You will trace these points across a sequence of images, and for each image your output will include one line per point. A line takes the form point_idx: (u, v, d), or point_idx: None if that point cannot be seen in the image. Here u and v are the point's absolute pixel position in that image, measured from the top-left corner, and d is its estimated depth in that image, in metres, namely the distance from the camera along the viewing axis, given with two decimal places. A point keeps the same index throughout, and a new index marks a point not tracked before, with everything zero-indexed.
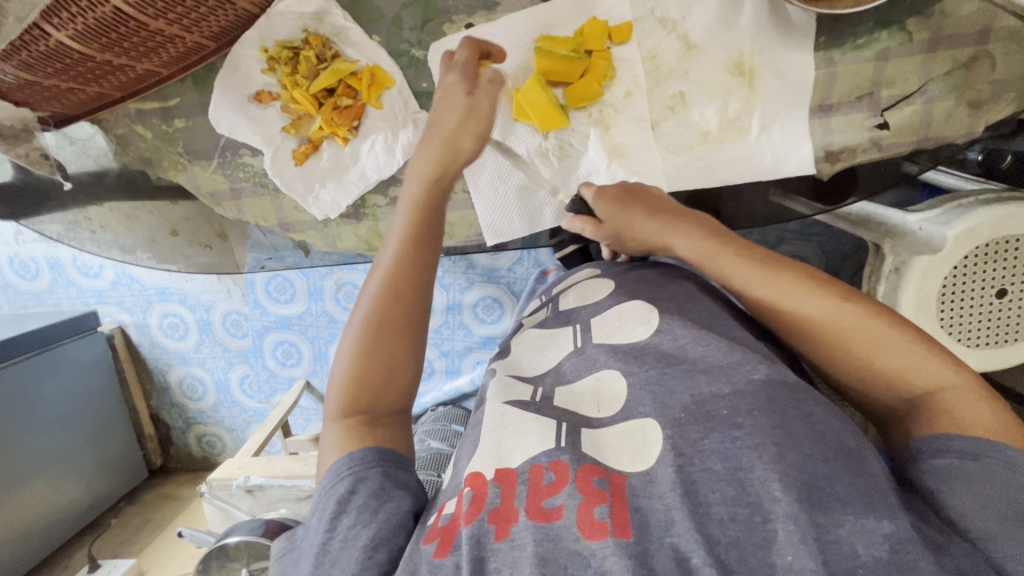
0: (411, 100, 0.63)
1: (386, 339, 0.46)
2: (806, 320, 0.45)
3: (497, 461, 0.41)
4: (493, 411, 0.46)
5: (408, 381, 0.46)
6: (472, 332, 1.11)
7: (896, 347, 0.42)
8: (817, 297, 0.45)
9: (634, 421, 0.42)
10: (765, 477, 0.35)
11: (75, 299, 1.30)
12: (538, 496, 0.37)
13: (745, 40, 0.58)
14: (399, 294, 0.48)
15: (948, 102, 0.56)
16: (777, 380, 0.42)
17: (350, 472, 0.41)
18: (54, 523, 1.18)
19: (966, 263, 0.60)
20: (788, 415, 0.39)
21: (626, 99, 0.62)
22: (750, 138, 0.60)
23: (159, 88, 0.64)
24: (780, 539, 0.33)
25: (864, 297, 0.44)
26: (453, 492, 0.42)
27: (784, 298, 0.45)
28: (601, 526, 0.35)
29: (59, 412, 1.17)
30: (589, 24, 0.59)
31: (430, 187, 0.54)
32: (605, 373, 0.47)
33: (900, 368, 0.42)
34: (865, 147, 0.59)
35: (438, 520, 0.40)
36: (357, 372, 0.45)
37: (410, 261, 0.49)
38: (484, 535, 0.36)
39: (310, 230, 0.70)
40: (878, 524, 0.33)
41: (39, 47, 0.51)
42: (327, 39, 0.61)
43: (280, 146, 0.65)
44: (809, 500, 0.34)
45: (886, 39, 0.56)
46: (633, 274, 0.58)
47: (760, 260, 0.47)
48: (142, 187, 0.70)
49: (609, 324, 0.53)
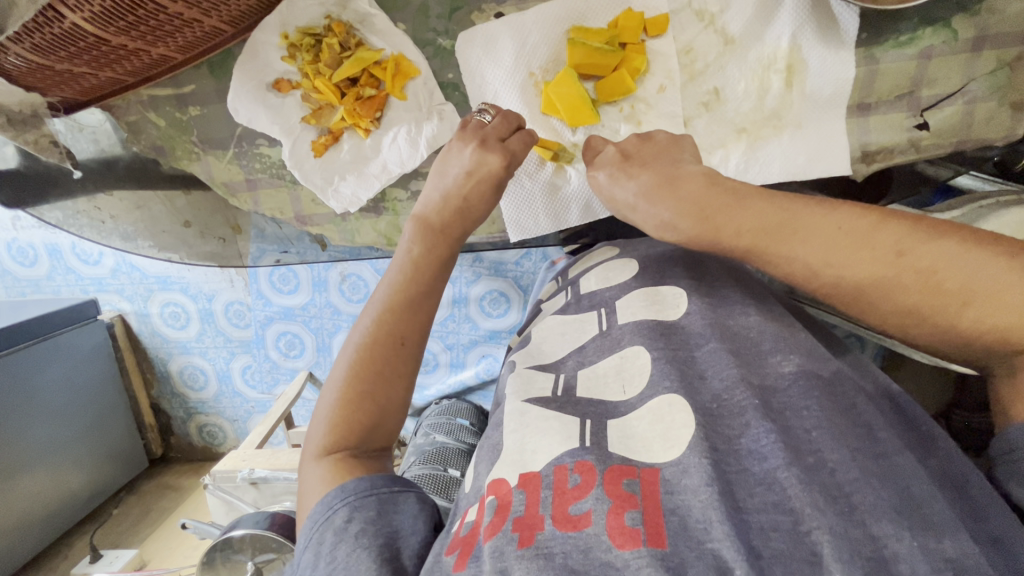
0: (437, 91, 0.61)
1: (375, 361, 0.46)
2: (862, 285, 0.39)
3: (521, 465, 0.40)
4: (514, 410, 0.46)
5: (394, 396, 0.46)
6: (478, 326, 1.10)
7: (994, 294, 0.35)
8: (869, 256, 0.39)
9: (657, 399, 0.42)
10: (805, 488, 0.34)
11: (75, 288, 1.28)
12: (565, 502, 0.36)
13: (785, 36, 0.56)
14: (379, 340, 0.47)
15: (990, 103, 0.55)
16: (810, 371, 0.41)
17: (346, 503, 0.40)
18: (54, 512, 1.17)
19: None
20: (831, 408, 0.38)
21: (659, 94, 0.60)
22: (785, 137, 0.59)
23: (173, 73, 0.62)
24: (826, 553, 0.31)
25: (925, 237, 0.38)
26: (475, 497, 0.42)
27: (829, 270, 0.40)
28: (633, 534, 0.33)
29: (59, 401, 1.15)
30: (624, 16, 0.56)
31: (444, 220, 0.54)
32: (629, 350, 0.47)
33: (999, 324, 0.35)
34: (903, 148, 0.58)
35: (461, 529, 0.40)
36: (345, 412, 0.44)
37: (413, 295, 0.50)
38: (507, 546, 0.35)
39: (327, 224, 0.68)
40: (941, 546, 0.31)
41: (52, 29, 0.48)
42: (351, 26, 0.59)
43: (299, 137, 0.62)
44: (854, 510, 0.33)
45: (930, 36, 0.54)
46: (654, 254, 0.57)
47: (788, 224, 0.42)
48: (152, 177, 0.68)
49: (633, 304, 0.51)
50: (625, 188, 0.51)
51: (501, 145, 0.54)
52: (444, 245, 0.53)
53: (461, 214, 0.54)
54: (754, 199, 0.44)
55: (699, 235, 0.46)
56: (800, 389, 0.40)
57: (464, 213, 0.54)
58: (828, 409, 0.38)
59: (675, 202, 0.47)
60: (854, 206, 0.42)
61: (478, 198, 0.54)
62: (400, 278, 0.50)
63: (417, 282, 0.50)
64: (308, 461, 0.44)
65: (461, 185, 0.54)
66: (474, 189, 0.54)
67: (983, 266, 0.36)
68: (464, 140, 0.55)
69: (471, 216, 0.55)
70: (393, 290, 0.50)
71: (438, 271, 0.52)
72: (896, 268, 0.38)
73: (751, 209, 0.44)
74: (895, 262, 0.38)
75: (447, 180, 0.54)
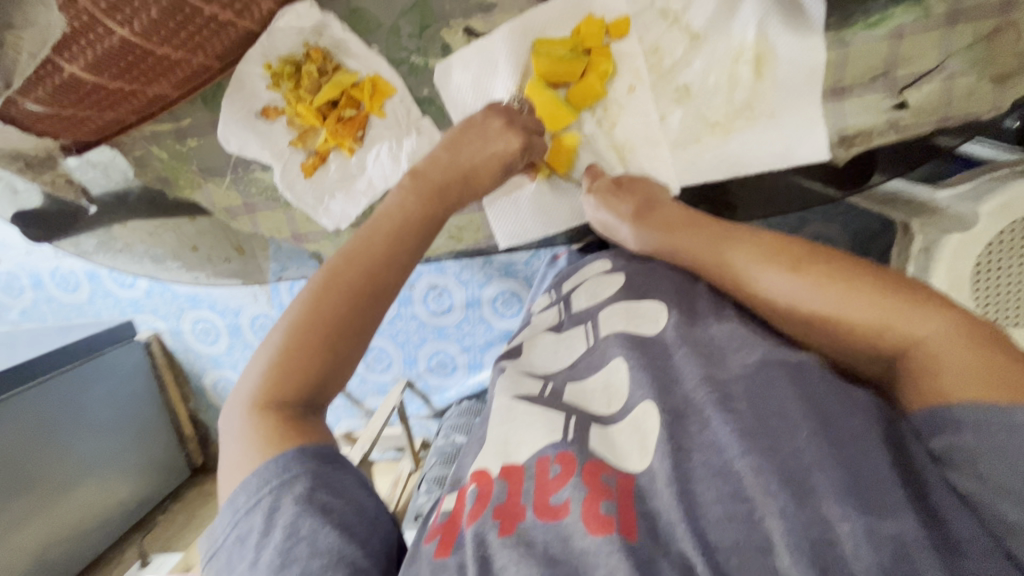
0: (414, 108, 0.63)
1: (329, 306, 0.46)
2: (770, 294, 0.47)
3: (504, 456, 0.42)
4: (502, 406, 0.47)
5: (342, 343, 0.46)
6: (492, 326, 1.12)
7: (860, 299, 0.42)
8: (776, 268, 0.47)
9: (635, 410, 0.43)
10: (759, 476, 0.34)
11: (113, 309, 1.36)
12: (545, 492, 0.38)
13: (751, 27, 0.56)
14: (343, 286, 0.47)
15: (969, 79, 0.54)
16: (774, 360, 0.41)
17: (302, 469, 0.40)
18: (105, 521, 1.25)
19: (1000, 239, 0.64)
20: (801, 397, 0.38)
21: (629, 94, 0.60)
22: (759, 127, 0.59)
23: (170, 109, 0.66)
24: (777, 540, 0.32)
25: (823, 258, 0.46)
26: (453, 487, 0.45)
27: (746, 278, 0.49)
28: (607, 521, 0.35)
29: (102, 416, 1.23)
30: (584, 23, 0.57)
31: (445, 183, 0.56)
32: (612, 364, 0.47)
33: (873, 329, 0.41)
34: (881, 129, 0.57)
35: (437, 518, 0.42)
36: (286, 355, 0.44)
37: (379, 248, 0.50)
38: (489, 532, 0.37)
39: (322, 240, 0.71)
40: (887, 525, 0.31)
41: (53, 79, 0.54)
42: (328, 51, 0.61)
43: (289, 160, 0.65)
44: (809, 495, 0.33)
45: (901, 14, 0.53)
46: (635, 265, 0.57)
47: (724, 238, 0.51)
48: (161, 206, 0.72)
49: (616, 317, 0.51)
50: (614, 203, 0.59)
51: (524, 130, 0.59)
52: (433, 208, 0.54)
53: (463, 182, 0.57)
54: (692, 226, 0.54)
55: (659, 245, 0.56)
56: (760, 381, 0.40)
57: (466, 182, 0.57)
58: (795, 395, 0.38)
59: (638, 219, 0.57)
60: (768, 230, 0.50)
61: (485, 167, 0.57)
62: (379, 229, 0.52)
63: (393, 240, 0.51)
64: (248, 409, 0.43)
65: (475, 154, 0.57)
66: (484, 157, 0.57)
67: (852, 279, 0.43)
68: (494, 116, 0.58)
69: (456, 177, 0.57)
70: (365, 237, 0.51)
71: (416, 233, 0.53)
72: (794, 275, 0.46)
73: (693, 233, 0.54)
74: (795, 271, 0.46)
75: (461, 148, 0.57)
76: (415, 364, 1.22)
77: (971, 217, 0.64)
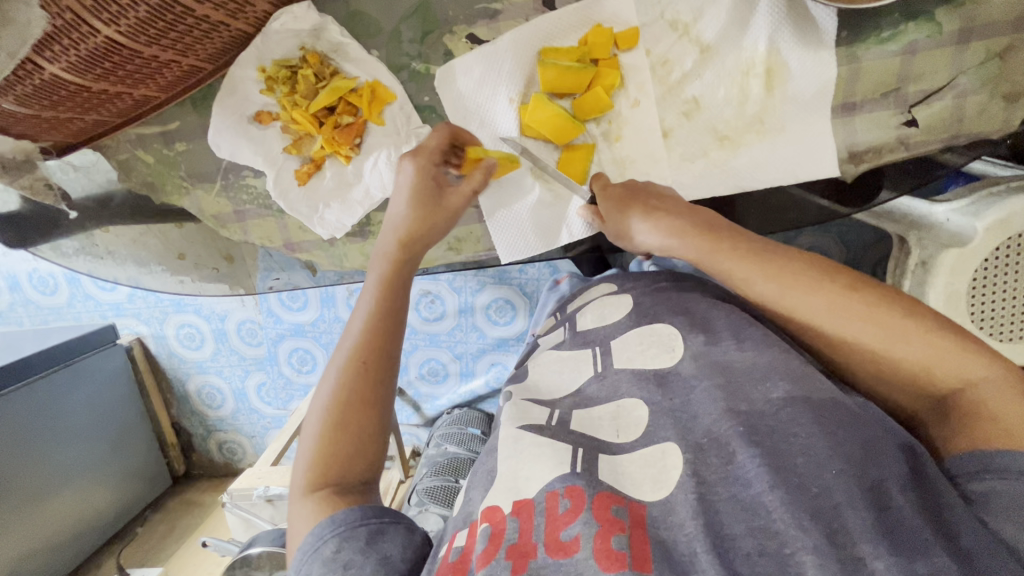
0: (414, 115, 0.61)
1: (359, 380, 0.45)
2: (820, 316, 0.44)
3: (514, 493, 0.40)
4: (508, 437, 0.45)
5: (375, 416, 0.45)
6: (485, 334, 1.10)
7: (917, 335, 0.41)
8: (831, 291, 0.44)
9: (650, 447, 0.41)
10: (789, 508, 0.34)
11: (94, 313, 1.32)
12: (556, 527, 0.36)
13: (762, 40, 0.55)
14: (364, 347, 0.47)
15: (981, 97, 0.53)
16: (798, 397, 0.39)
17: (334, 534, 0.39)
18: (82, 533, 1.21)
19: (997, 256, 0.63)
20: (820, 426, 0.38)
21: (634, 108, 0.59)
22: (768, 141, 0.58)
23: (158, 111, 0.63)
24: (812, 572, 0.31)
25: (878, 285, 0.43)
26: (463, 522, 0.42)
27: (796, 296, 0.45)
28: (619, 557, 0.34)
29: (82, 424, 1.18)
30: (593, 33, 0.55)
31: (410, 239, 0.54)
32: (626, 401, 0.46)
33: (926, 366, 0.41)
34: (892, 146, 0.56)
35: (449, 554, 0.39)
36: (327, 439, 0.43)
37: (384, 316, 0.49)
38: (500, 573, 0.35)
39: (315, 249, 0.68)
40: (912, 567, 0.31)
41: (32, 81, 0.50)
42: (326, 55, 0.59)
43: (282, 167, 0.63)
44: (838, 533, 0.33)
45: (914, 31, 0.53)
46: (651, 286, 0.55)
47: (769, 252, 0.47)
48: (146, 212, 0.69)
49: (628, 346, 0.50)
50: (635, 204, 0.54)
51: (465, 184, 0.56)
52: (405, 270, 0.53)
53: (425, 240, 0.55)
54: (732, 232, 0.49)
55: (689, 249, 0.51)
56: (788, 414, 0.39)
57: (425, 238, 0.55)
58: (819, 434, 0.37)
59: (671, 218, 0.51)
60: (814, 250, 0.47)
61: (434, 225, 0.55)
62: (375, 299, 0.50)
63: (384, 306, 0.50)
64: (300, 498, 0.42)
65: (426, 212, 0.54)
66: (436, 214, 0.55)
67: (914, 314, 0.42)
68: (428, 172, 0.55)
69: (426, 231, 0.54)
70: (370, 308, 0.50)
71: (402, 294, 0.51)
72: (852, 301, 0.43)
73: (732, 240, 0.48)
74: (851, 295, 0.43)
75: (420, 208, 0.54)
76: (406, 372, 1.19)
77: (969, 233, 0.63)
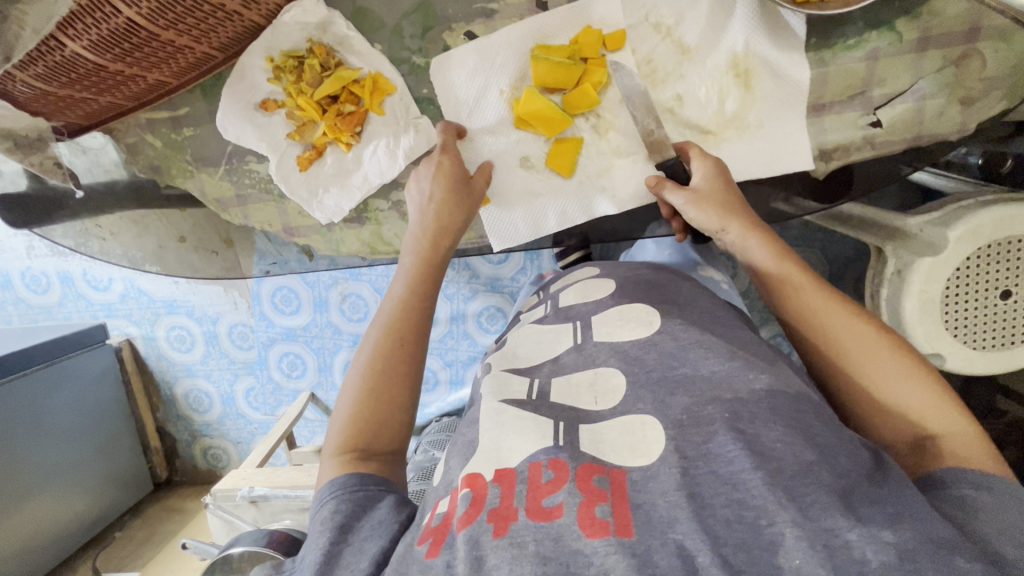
0: (412, 106, 0.64)
1: (392, 363, 0.51)
2: (839, 335, 0.50)
3: (496, 461, 0.41)
4: (490, 410, 0.46)
5: (401, 395, 0.50)
6: (476, 342, 1.12)
7: (915, 379, 0.47)
8: (858, 323, 0.50)
9: (630, 416, 0.43)
10: (769, 487, 0.35)
11: (85, 312, 1.32)
12: (538, 495, 0.38)
13: (739, 43, 0.59)
14: (407, 330, 0.53)
15: (939, 100, 0.58)
16: (777, 391, 0.42)
17: (334, 496, 0.44)
18: (60, 538, 1.19)
19: (966, 264, 0.68)
20: (792, 427, 0.39)
21: (621, 104, 0.63)
22: (746, 137, 0.62)
23: (169, 97, 0.66)
24: (789, 543, 0.33)
25: (896, 336, 0.49)
26: (446, 489, 0.43)
27: (826, 316, 0.51)
28: (603, 525, 0.35)
29: (64, 426, 1.17)
30: (583, 33, 0.59)
31: (432, 230, 0.59)
32: (604, 368, 0.48)
33: (913, 404, 0.46)
34: (858, 145, 0.60)
35: (431, 520, 0.41)
36: (360, 409, 0.48)
37: (417, 307, 0.55)
38: (483, 535, 0.36)
39: (314, 234, 0.71)
40: (880, 534, 0.33)
41: (53, 57, 0.53)
42: (331, 47, 0.63)
43: (285, 152, 0.66)
44: (808, 507, 0.34)
45: (876, 39, 0.57)
46: (632, 275, 0.60)
47: (808, 276, 0.53)
48: (149, 196, 0.72)
49: (609, 322, 0.53)
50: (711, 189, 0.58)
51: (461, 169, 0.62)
52: (432, 269, 0.58)
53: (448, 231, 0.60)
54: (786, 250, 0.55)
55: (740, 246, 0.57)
56: (767, 406, 0.40)
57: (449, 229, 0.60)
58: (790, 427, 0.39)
59: (758, 234, 0.56)
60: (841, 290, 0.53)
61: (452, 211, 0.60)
62: (408, 290, 0.56)
63: (417, 298, 0.55)
64: (331, 457, 0.47)
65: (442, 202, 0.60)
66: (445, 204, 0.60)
67: (916, 365, 0.47)
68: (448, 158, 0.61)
69: (451, 216, 0.60)
70: (402, 297, 0.55)
71: (430, 288, 0.57)
72: (874, 335, 0.49)
73: (777, 252, 0.55)
74: (875, 331, 0.49)
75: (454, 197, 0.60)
76: None
77: (941, 242, 0.68)
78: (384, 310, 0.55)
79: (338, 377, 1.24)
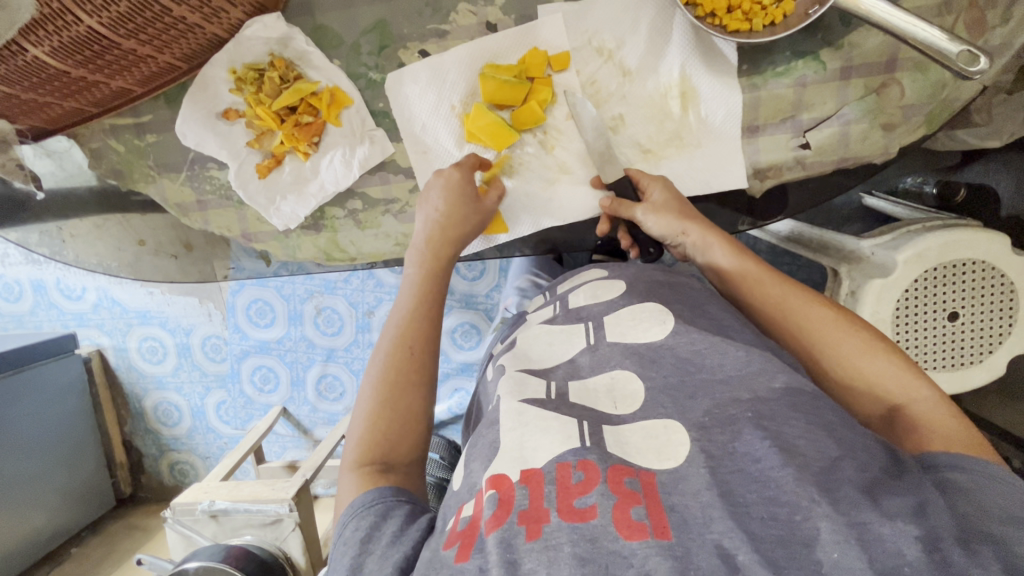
0: (369, 118, 0.67)
1: (403, 366, 0.54)
2: (802, 322, 0.54)
3: (521, 462, 0.40)
4: (510, 409, 0.45)
5: (413, 397, 0.52)
6: (450, 358, 1.12)
7: (878, 356, 0.51)
8: (819, 307, 0.55)
9: (652, 421, 0.43)
10: (799, 483, 0.35)
11: (56, 322, 1.31)
12: (569, 496, 0.37)
13: (676, 68, 0.63)
14: (416, 338, 0.56)
15: (862, 125, 0.61)
16: (797, 388, 0.42)
17: (354, 514, 0.45)
18: (12, 554, 1.16)
19: (913, 287, 0.70)
20: (815, 424, 0.40)
21: (567, 121, 0.66)
22: (684, 155, 0.65)
23: (133, 104, 0.68)
24: (824, 535, 0.33)
25: (856, 318, 0.54)
26: (469, 493, 0.42)
27: (791, 303, 0.55)
28: (640, 527, 0.35)
29: (28, 438, 1.16)
30: (530, 54, 0.63)
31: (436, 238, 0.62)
32: (620, 373, 0.48)
33: (877, 377, 0.50)
34: (790, 165, 0.63)
35: (458, 523, 0.40)
36: (374, 417, 0.51)
37: (424, 314, 0.58)
38: (514, 538, 0.35)
39: (271, 240, 0.72)
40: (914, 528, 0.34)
41: (15, 61, 0.54)
42: (292, 62, 0.66)
43: (244, 160, 0.69)
44: (842, 501, 0.35)
45: (802, 67, 0.61)
46: (638, 274, 0.59)
47: (772, 272, 0.58)
48: (111, 200, 0.73)
49: (622, 322, 0.52)
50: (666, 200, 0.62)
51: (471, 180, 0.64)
52: (438, 278, 0.61)
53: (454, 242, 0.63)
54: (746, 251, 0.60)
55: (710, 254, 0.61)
56: (789, 403, 0.41)
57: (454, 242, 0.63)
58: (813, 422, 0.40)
59: (716, 233, 0.59)
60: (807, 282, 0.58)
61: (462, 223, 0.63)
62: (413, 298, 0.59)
63: (426, 303, 0.59)
64: (350, 467, 0.49)
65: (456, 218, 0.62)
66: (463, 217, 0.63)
67: (879, 342, 0.52)
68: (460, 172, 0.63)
69: (459, 216, 0.62)
70: (408, 304, 0.59)
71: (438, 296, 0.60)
72: (837, 318, 0.54)
73: (740, 254, 0.59)
74: (837, 315, 0.54)
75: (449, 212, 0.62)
76: None
77: (890, 265, 0.70)
78: (393, 318, 0.58)
79: (310, 392, 1.24)
